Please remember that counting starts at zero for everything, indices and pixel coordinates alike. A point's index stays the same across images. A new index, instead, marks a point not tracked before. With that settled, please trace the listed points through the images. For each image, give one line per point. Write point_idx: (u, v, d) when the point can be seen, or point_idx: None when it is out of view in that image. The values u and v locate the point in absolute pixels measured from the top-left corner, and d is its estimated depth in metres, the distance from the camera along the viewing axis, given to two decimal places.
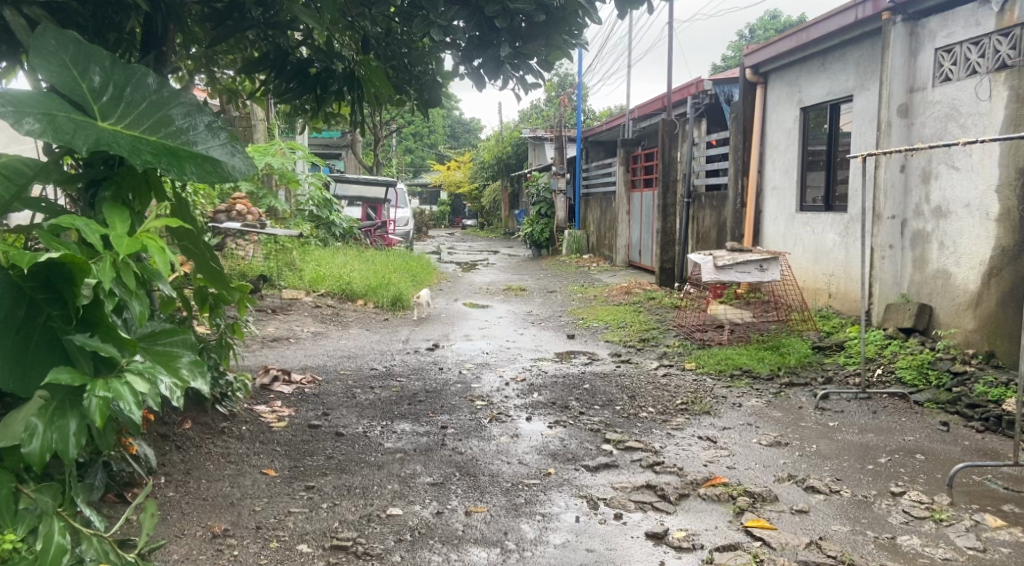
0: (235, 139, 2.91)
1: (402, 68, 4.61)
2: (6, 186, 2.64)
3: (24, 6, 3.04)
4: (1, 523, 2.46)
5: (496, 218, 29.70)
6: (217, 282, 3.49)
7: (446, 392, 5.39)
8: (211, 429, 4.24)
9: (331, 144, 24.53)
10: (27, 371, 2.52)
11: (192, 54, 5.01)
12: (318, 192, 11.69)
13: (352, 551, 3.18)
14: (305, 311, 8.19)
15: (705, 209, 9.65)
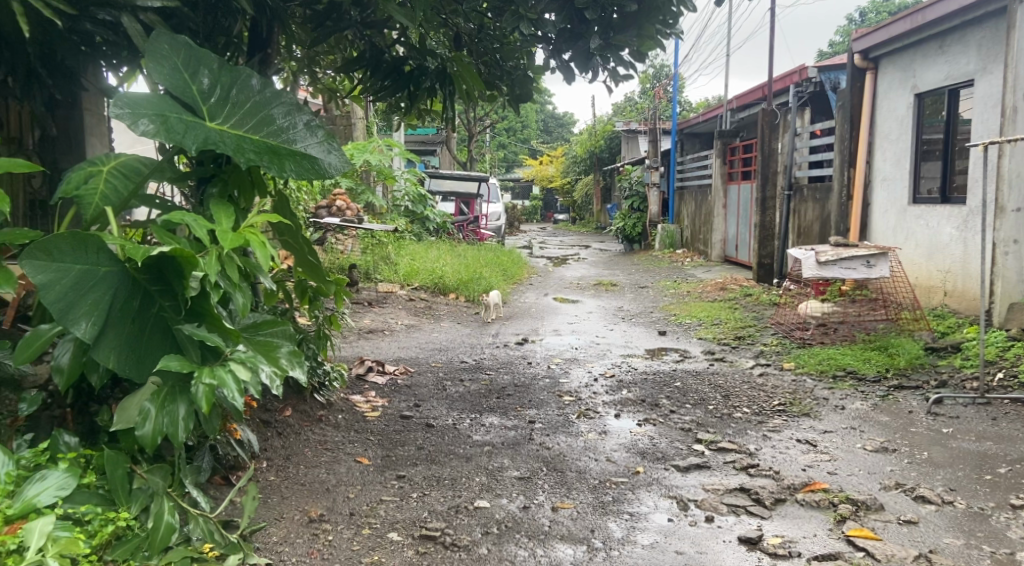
0: (331, 136, 3.13)
1: (494, 64, 4.69)
2: (125, 185, 2.93)
3: (142, 13, 3.19)
4: (117, 501, 2.75)
5: (587, 213, 29.56)
6: (316, 277, 3.58)
7: (535, 386, 5.38)
8: (310, 417, 4.35)
9: (425, 140, 24.92)
10: (143, 357, 2.74)
11: (295, 56, 5.20)
12: (414, 188, 11.85)
13: (440, 541, 3.20)
14: (398, 304, 8.33)
15: (807, 202, 9.33)
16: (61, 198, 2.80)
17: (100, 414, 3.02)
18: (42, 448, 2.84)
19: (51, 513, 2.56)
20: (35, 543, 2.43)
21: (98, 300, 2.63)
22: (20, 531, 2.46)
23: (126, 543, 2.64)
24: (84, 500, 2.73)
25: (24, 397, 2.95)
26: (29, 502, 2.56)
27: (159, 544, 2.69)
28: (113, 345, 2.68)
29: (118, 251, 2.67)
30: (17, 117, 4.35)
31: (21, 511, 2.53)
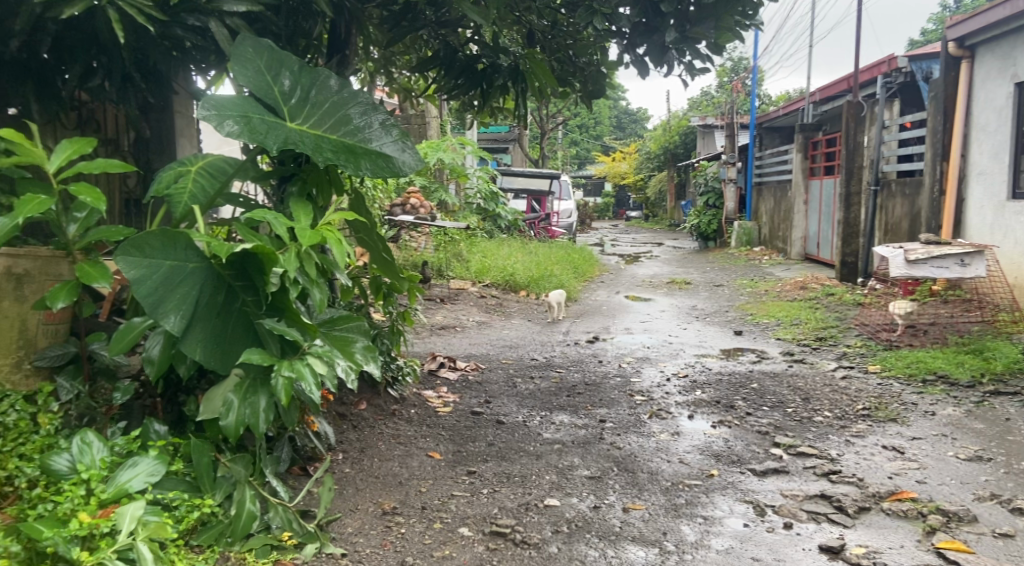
0: (405, 135, 3.16)
1: (567, 60, 4.68)
2: (211, 183, 3.08)
3: (227, 18, 3.33)
4: (203, 488, 2.89)
5: (661, 210, 29.22)
6: (392, 273, 3.61)
7: (606, 385, 5.34)
8: (383, 411, 4.42)
9: (497, 138, 24.97)
10: (226, 350, 2.83)
11: (372, 57, 5.29)
12: (486, 186, 11.89)
13: (511, 538, 3.20)
14: (470, 301, 8.37)
15: (897, 197, 9.12)
16: (154, 196, 2.97)
17: (188, 404, 3.14)
18: (134, 436, 2.96)
19: (142, 498, 2.68)
20: (126, 527, 2.54)
21: (186, 295, 2.72)
22: (113, 515, 2.57)
23: (212, 528, 2.84)
24: (173, 487, 2.87)
25: (119, 387, 3.09)
26: (121, 487, 2.67)
27: (241, 531, 2.86)
28: (199, 339, 2.78)
29: (205, 249, 2.76)
30: (113, 120, 4.58)
31: (114, 496, 2.65)
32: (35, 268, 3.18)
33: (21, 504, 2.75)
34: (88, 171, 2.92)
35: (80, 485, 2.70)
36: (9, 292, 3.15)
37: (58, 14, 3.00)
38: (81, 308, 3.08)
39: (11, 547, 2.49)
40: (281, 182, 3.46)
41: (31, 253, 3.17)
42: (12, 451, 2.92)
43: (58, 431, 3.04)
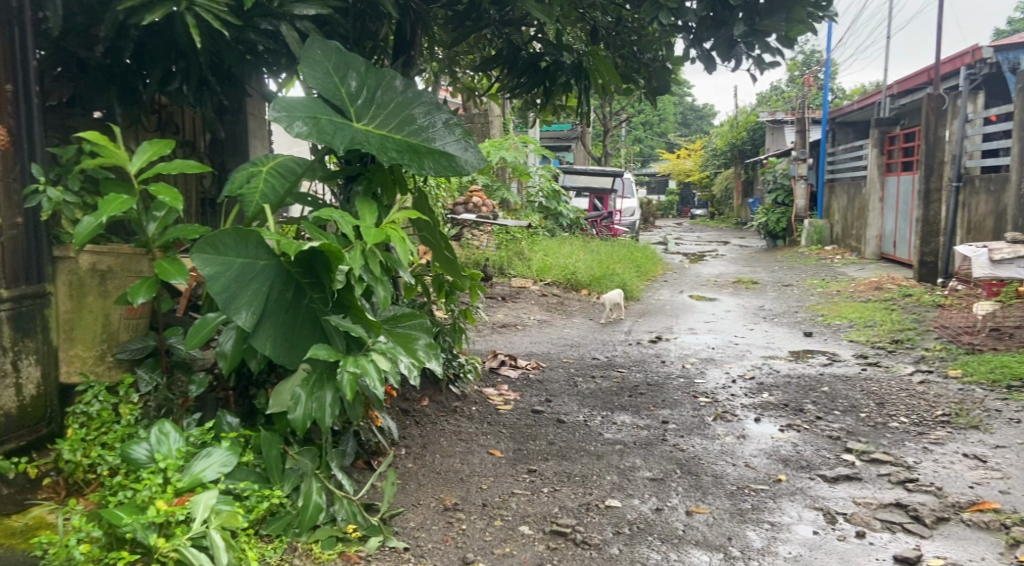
0: (468, 134, 3.17)
1: (631, 56, 4.65)
2: (282, 182, 3.12)
3: (298, 21, 3.40)
4: (272, 479, 2.95)
5: (727, 208, 28.72)
6: (455, 272, 3.60)
7: (669, 386, 5.26)
8: (445, 408, 4.44)
9: (560, 136, 24.89)
10: (295, 345, 2.90)
11: (437, 57, 5.33)
12: (548, 184, 11.87)
13: (571, 538, 3.18)
14: (531, 300, 8.37)
15: (981, 194, 8.72)
16: (228, 196, 3.05)
17: (258, 397, 3.23)
18: (208, 427, 3.03)
19: (215, 488, 2.74)
20: (200, 515, 2.61)
21: (257, 291, 2.78)
22: (188, 503, 2.63)
23: (280, 519, 2.91)
24: (244, 478, 2.93)
25: (194, 380, 3.18)
26: (196, 477, 2.73)
27: (308, 522, 2.89)
28: (269, 334, 2.84)
29: (275, 247, 2.82)
30: (191, 123, 4.64)
31: (189, 485, 2.71)
32: (117, 264, 3.45)
33: (103, 491, 2.85)
34: (167, 171, 3.02)
35: (157, 473, 2.76)
36: (94, 287, 3.45)
37: (139, 20, 3.10)
38: (160, 303, 3.17)
39: (92, 533, 2.58)
40: (348, 182, 3.52)
41: (113, 251, 3.44)
42: (96, 440, 3.07)
43: (138, 421, 3.19)
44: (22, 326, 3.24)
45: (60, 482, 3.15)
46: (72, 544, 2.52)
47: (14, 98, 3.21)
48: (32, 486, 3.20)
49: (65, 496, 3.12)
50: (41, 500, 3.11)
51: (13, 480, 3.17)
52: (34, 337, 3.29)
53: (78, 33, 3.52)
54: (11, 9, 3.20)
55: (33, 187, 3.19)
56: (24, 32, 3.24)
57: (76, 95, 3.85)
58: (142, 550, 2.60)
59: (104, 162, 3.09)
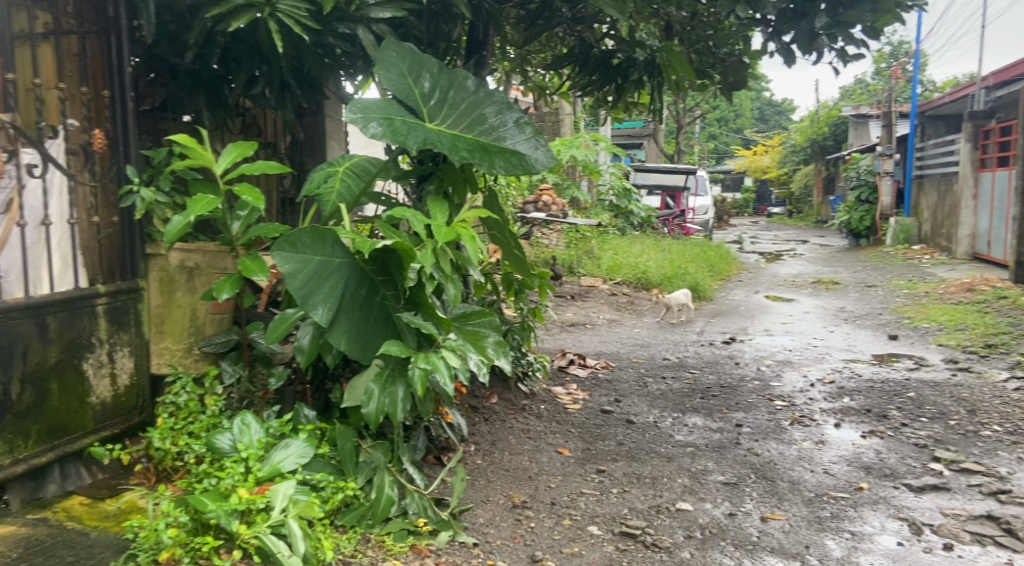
0: (539, 133, 3.15)
1: (706, 51, 4.57)
2: (357, 182, 3.17)
3: (374, 24, 3.45)
4: (346, 472, 2.99)
5: (806, 206, 27.97)
6: (524, 271, 3.59)
7: (743, 388, 5.15)
8: (514, 406, 4.44)
9: (631, 134, 24.66)
10: (368, 341, 2.93)
11: (508, 57, 5.33)
12: (619, 182, 11.76)
13: (641, 540, 3.13)
14: (601, 299, 8.31)
15: None
16: (306, 196, 3.12)
17: (333, 392, 3.28)
18: (287, 419, 3.10)
19: (293, 478, 2.79)
20: (280, 504, 2.65)
21: (333, 287, 2.82)
22: (268, 492, 2.69)
23: (354, 510, 2.94)
24: (320, 470, 2.99)
25: (273, 373, 3.26)
26: (276, 467, 2.79)
27: (381, 514, 2.93)
28: (344, 330, 2.88)
29: (350, 245, 2.86)
30: (272, 125, 4.74)
31: (269, 474, 2.77)
32: (205, 261, 3.54)
33: (190, 478, 2.93)
34: (251, 172, 3.09)
35: (239, 462, 2.82)
36: (183, 284, 3.55)
37: (225, 26, 3.20)
38: (242, 299, 3.25)
39: (179, 518, 2.64)
40: (420, 182, 3.56)
41: (201, 248, 3.53)
42: (183, 429, 3.16)
43: (222, 412, 3.26)
44: (117, 319, 3.38)
45: (150, 468, 3.26)
46: (161, 527, 2.59)
47: (111, 103, 3.36)
48: (124, 472, 3.38)
49: (155, 483, 3.20)
50: (133, 485, 3.24)
51: (109, 466, 3.35)
52: (128, 330, 3.43)
53: (169, 40, 3.65)
54: (107, 18, 3.34)
55: (127, 188, 3.31)
56: (120, 40, 3.35)
57: (167, 100, 4.00)
58: (225, 536, 2.66)
59: (194, 163, 3.17)
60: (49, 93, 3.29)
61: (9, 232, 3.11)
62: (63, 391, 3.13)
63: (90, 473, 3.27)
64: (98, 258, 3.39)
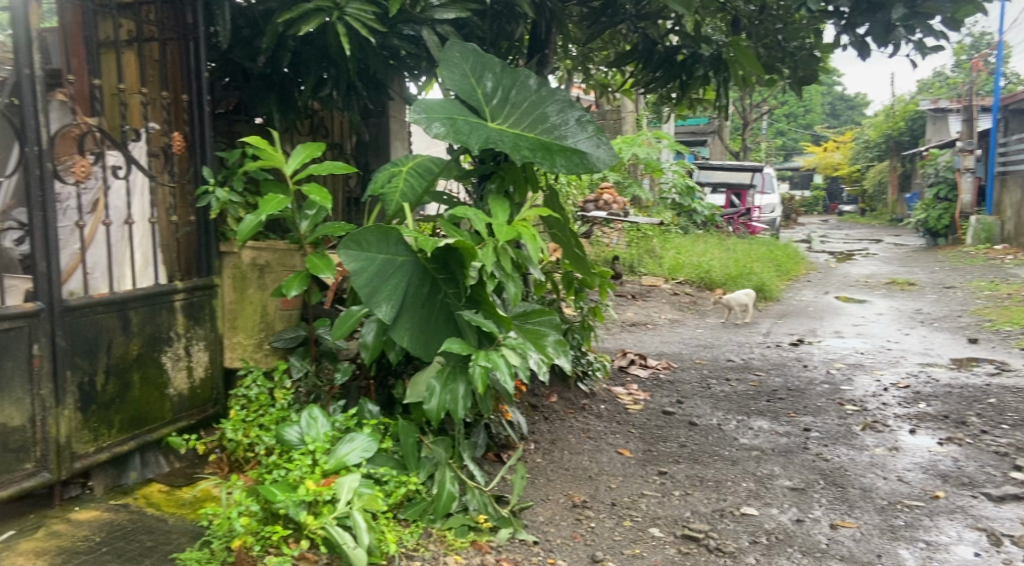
0: (601, 131, 3.12)
1: (775, 46, 4.47)
2: (419, 181, 3.19)
3: (438, 25, 3.47)
4: (409, 466, 3.02)
5: (880, 204, 27.14)
6: (584, 270, 3.56)
7: (811, 392, 5.02)
8: (573, 405, 4.42)
9: (695, 131, 24.31)
10: (430, 338, 2.95)
11: (570, 55, 5.31)
12: (682, 180, 11.60)
13: (704, 544, 3.08)
14: (663, 298, 8.21)
15: None
16: (371, 196, 3.15)
17: (396, 387, 3.32)
18: (352, 414, 3.15)
19: (358, 471, 2.82)
20: (345, 496, 2.69)
21: (397, 285, 2.85)
22: (334, 484, 2.72)
23: (416, 505, 2.96)
24: (383, 464, 3.02)
25: (339, 368, 3.31)
26: (341, 460, 2.82)
27: (442, 510, 2.94)
28: (407, 327, 2.90)
29: (413, 243, 2.89)
30: (339, 126, 4.82)
31: (335, 467, 2.81)
32: (274, 259, 3.60)
33: (260, 469, 2.99)
34: (319, 172, 3.13)
35: (307, 455, 2.87)
36: (254, 281, 3.62)
37: (295, 30, 3.26)
38: (309, 296, 3.31)
39: (251, 507, 2.67)
40: (481, 181, 3.57)
41: (272, 246, 3.59)
42: (254, 421, 3.22)
43: (291, 406, 3.31)
44: (194, 315, 3.47)
45: (224, 458, 3.33)
46: (233, 516, 2.61)
47: (189, 106, 3.46)
48: (200, 462, 3.50)
49: (228, 472, 3.29)
50: (208, 474, 3.32)
51: (185, 455, 3.47)
52: (204, 325, 3.52)
53: (243, 45, 3.74)
54: (186, 26, 3.44)
55: (204, 188, 3.39)
56: (198, 46, 3.46)
57: (241, 103, 4.10)
58: (294, 526, 2.69)
59: (265, 164, 3.24)
60: (132, 97, 3.40)
61: (95, 231, 3.24)
62: (143, 383, 3.23)
63: (168, 461, 3.40)
64: (176, 255, 3.51)
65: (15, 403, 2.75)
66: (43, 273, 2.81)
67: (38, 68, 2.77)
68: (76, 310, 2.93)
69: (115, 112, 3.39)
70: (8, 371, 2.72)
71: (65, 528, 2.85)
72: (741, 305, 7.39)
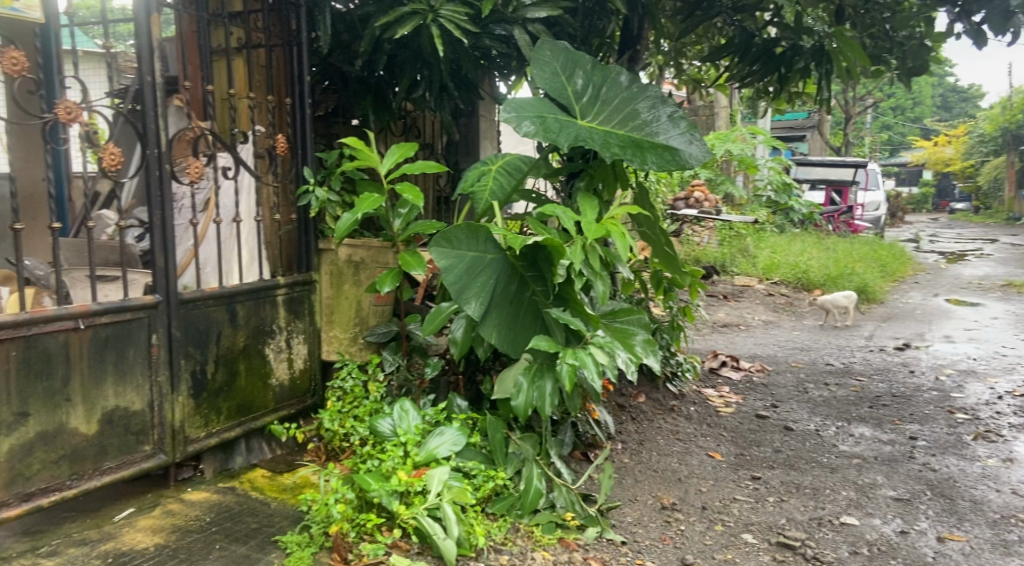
0: (694, 127, 3.05)
1: (882, 35, 4.34)
2: (509, 180, 3.20)
3: (529, 24, 3.50)
4: (497, 462, 3.04)
5: (994, 201, 25.71)
6: (674, 269, 3.49)
7: (917, 399, 4.80)
8: (662, 406, 4.34)
9: (793, 127, 23.60)
10: (518, 335, 2.96)
11: (663, 49, 5.24)
12: (778, 176, 11.18)
13: (800, 552, 2.99)
14: (757, 299, 8.02)
15: None
16: (460, 194, 3.18)
17: (485, 383, 3.35)
18: (442, 408, 3.19)
19: (447, 464, 2.86)
20: (435, 488, 2.73)
21: (485, 282, 2.88)
22: (425, 476, 2.77)
23: (504, 499, 2.97)
24: (472, 458, 3.05)
25: (429, 362, 3.35)
26: (432, 452, 2.87)
27: (529, 506, 2.95)
28: (495, 324, 2.92)
29: (501, 241, 2.91)
30: (430, 126, 4.88)
31: (425, 459, 2.85)
32: (368, 256, 3.65)
33: (355, 459, 3.07)
34: (412, 171, 3.18)
35: (399, 446, 2.92)
36: (350, 277, 3.70)
37: (391, 33, 3.33)
38: (402, 292, 3.36)
39: (347, 495, 2.72)
40: (570, 178, 3.57)
41: (366, 243, 3.64)
42: (350, 412, 3.30)
43: (383, 398, 3.38)
44: (295, 309, 3.58)
45: (322, 447, 3.42)
46: (330, 502, 2.68)
47: (292, 109, 3.57)
48: (299, 449, 3.62)
49: (325, 461, 3.38)
50: (307, 462, 3.42)
51: (286, 443, 3.59)
52: (304, 318, 3.63)
53: (341, 49, 3.84)
54: (291, 32, 3.54)
55: (304, 188, 3.50)
56: (301, 51, 3.55)
57: (339, 105, 4.21)
58: (387, 515, 2.76)
59: (361, 164, 3.31)
60: (241, 101, 3.60)
61: (207, 228, 3.46)
62: (249, 372, 3.36)
63: (271, 448, 3.52)
64: (278, 251, 3.64)
65: (135, 388, 2.90)
66: (161, 267, 2.95)
67: (158, 75, 2.91)
68: (189, 302, 3.07)
69: (226, 115, 3.65)
70: (130, 358, 2.88)
71: (179, 508, 2.99)
72: (842, 307, 7.10)
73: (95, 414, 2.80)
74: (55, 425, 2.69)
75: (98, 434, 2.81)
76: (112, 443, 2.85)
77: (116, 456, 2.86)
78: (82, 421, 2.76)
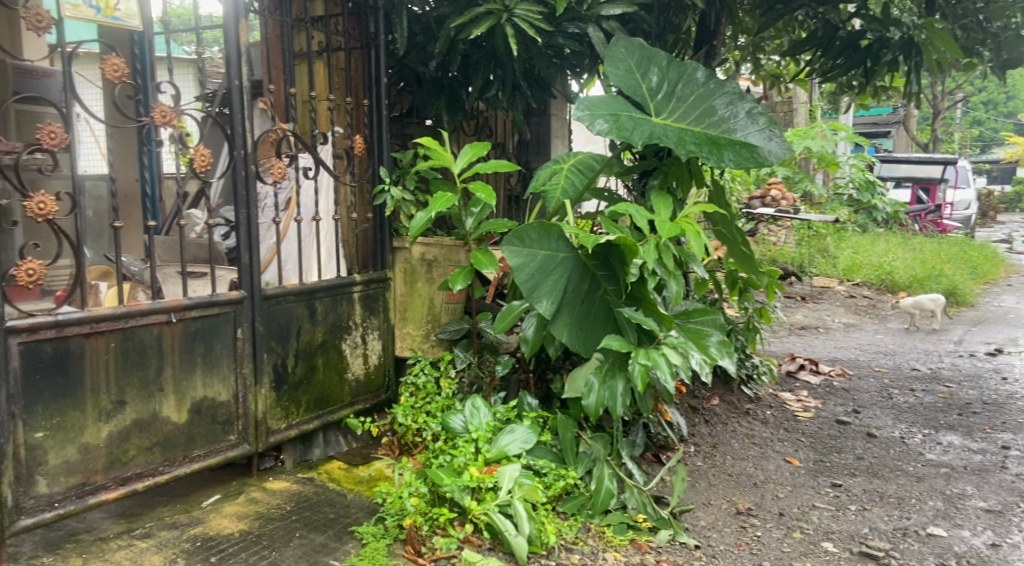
0: (773, 122, 2.97)
1: (975, 27, 4.14)
2: (581, 178, 3.17)
3: (604, 21, 3.49)
4: (567, 461, 3.02)
5: None
6: (750, 270, 3.40)
7: (1010, 407, 4.57)
8: (737, 410, 4.24)
9: (877, 122, 22.81)
10: (589, 334, 2.94)
11: (740, 44, 5.12)
12: (861, 174, 10.49)
13: (884, 563, 2.88)
14: (837, 301, 7.78)
15: None
16: (532, 193, 3.17)
17: (555, 382, 3.33)
18: (513, 406, 3.18)
19: (519, 462, 2.85)
20: (507, 485, 2.73)
21: (557, 281, 2.87)
22: (497, 472, 2.77)
23: (574, 498, 2.96)
24: (542, 456, 3.04)
25: (500, 360, 3.34)
26: (503, 450, 2.87)
27: (600, 506, 2.93)
28: (567, 323, 2.91)
29: (573, 240, 2.89)
30: (502, 125, 4.88)
31: (497, 456, 2.85)
32: (441, 253, 3.69)
33: (427, 454, 3.06)
34: (485, 169, 3.17)
35: (470, 443, 2.92)
36: (423, 275, 3.74)
37: (466, 33, 3.35)
38: (474, 291, 3.36)
39: (420, 488, 2.78)
40: (643, 177, 3.54)
41: (438, 241, 3.68)
42: (422, 408, 3.32)
43: (455, 395, 3.38)
44: (370, 306, 3.63)
45: (395, 441, 3.44)
46: (405, 495, 2.74)
47: (370, 111, 3.62)
48: (374, 443, 3.64)
49: (399, 454, 3.40)
50: (380, 455, 3.43)
51: (360, 436, 3.63)
52: (379, 315, 3.68)
53: (417, 50, 3.87)
54: (369, 35, 3.60)
55: (380, 187, 3.53)
56: (379, 54, 3.60)
57: (414, 105, 4.25)
58: (459, 510, 2.76)
59: (435, 164, 3.33)
60: (321, 104, 3.67)
61: (288, 227, 3.56)
62: (326, 367, 3.42)
63: (346, 441, 3.56)
64: (355, 249, 3.70)
65: (222, 379, 2.98)
66: (246, 264, 3.02)
67: (246, 79, 2.98)
68: (271, 299, 3.14)
69: (307, 117, 3.72)
70: (217, 352, 2.96)
71: (261, 496, 3.05)
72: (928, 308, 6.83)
73: (185, 403, 2.88)
74: (149, 413, 2.78)
75: (188, 423, 2.89)
76: (200, 432, 2.93)
77: (203, 445, 2.94)
78: (173, 410, 2.85)
